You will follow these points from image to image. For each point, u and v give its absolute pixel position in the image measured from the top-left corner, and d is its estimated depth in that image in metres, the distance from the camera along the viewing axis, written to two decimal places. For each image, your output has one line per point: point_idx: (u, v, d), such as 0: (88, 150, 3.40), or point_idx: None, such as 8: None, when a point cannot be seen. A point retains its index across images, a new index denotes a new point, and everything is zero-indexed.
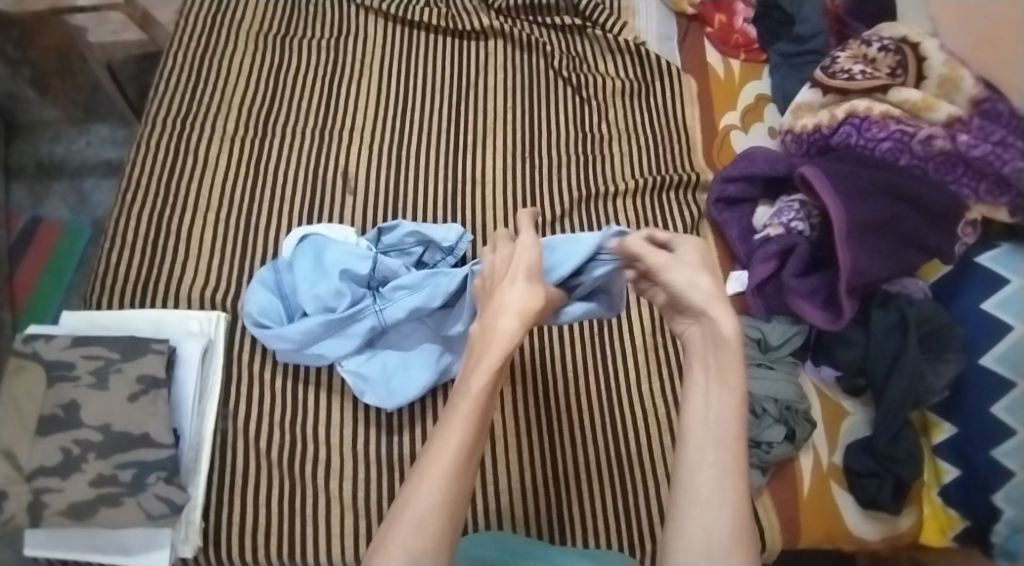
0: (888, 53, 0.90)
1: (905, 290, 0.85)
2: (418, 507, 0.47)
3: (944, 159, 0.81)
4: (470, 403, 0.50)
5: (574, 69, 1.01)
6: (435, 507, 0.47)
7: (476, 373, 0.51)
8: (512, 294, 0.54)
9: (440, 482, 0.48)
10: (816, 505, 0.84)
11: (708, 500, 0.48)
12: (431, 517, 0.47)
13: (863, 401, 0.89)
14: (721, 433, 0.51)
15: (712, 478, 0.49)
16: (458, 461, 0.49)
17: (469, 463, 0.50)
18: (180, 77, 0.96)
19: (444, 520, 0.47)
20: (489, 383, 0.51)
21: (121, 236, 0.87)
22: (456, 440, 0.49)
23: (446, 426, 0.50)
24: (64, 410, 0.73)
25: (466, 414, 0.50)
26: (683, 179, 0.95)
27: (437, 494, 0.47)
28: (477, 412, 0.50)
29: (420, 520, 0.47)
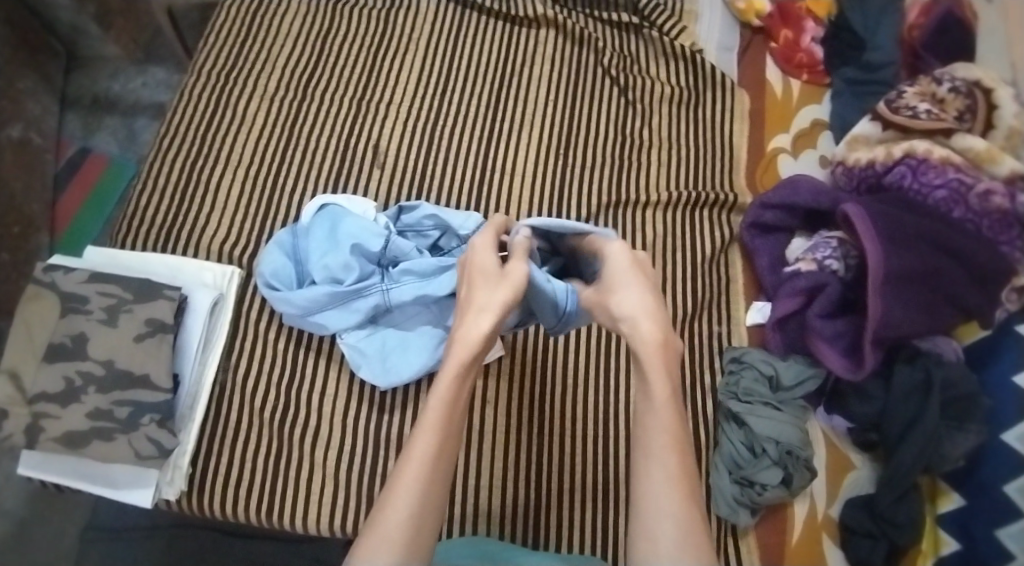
0: (958, 95, 0.83)
1: (935, 349, 0.80)
2: (394, 514, 0.53)
3: (1000, 218, 0.77)
4: (434, 420, 0.57)
5: (624, 68, 0.98)
6: (407, 514, 0.53)
7: (438, 388, 0.59)
8: (483, 298, 0.62)
9: (411, 491, 0.54)
10: (804, 555, 0.81)
11: (657, 508, 0.52)
12: (404, 526, 0.52)
13: (872, 456, 0.85)
14: (658, 447, 0.55)
15: (661, 489, 0.53)
16: (426, 469, 0.55)
17: (437, 470, 0.56)
18: (232, 30, 0.97)
19: (414, 525, 0.53)
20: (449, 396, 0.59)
21: (154, 180, 0.89)
22: (418, 450, 0.56)
23: (416, 438, 0.57)
24: (72, 340, 0.75)
25: (429, 428, 0.57)
26: (719, 199, 0.92)
27: (411, 500, 0.54)
28: (442, 420, 0.57)
29: (390, 526, 0.52)
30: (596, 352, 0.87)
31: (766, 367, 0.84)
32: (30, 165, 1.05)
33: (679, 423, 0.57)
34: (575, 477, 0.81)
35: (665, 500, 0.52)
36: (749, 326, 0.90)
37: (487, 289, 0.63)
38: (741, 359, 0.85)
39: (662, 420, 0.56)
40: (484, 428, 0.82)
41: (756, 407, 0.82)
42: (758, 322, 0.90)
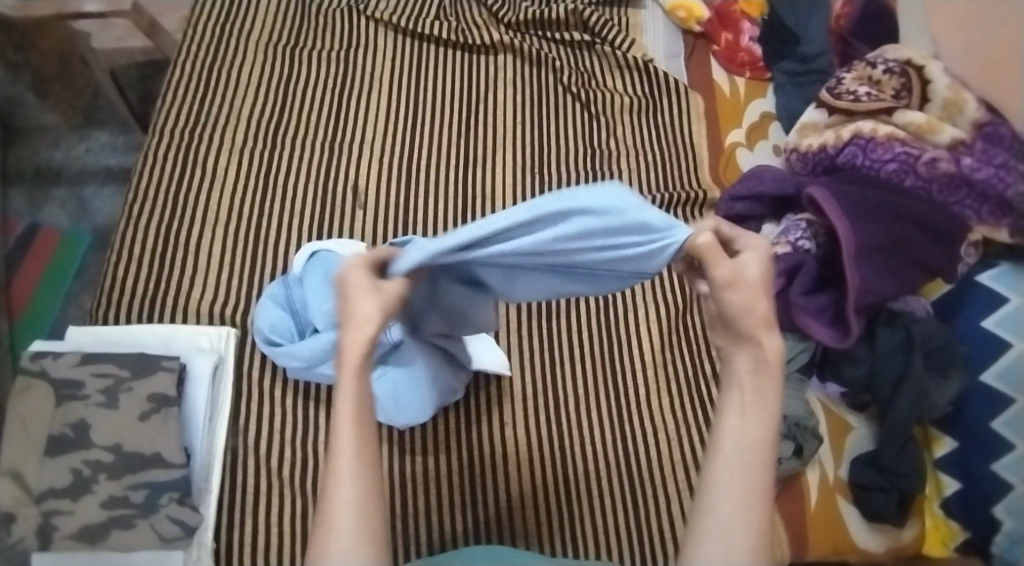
0: (893, 76, 0.92)
1: (909, 309, 0.87)
2: (333, 522, 0.40)
3: (948, 181, 0.85)
4: (353, 404, 0.41)
5: (582, 84, 1.02)
6: (357, 515, 0.40)
7: (342, 372, 0.41)
8: (366, 296, 0.42)
9: (347, 489, 0.40)
10: (823, 519, 0.86)
11: (733, 514, 0.41)
12: (355, 529, 0.40)
13: (868, 416, 0.91)
14: (749, 457, 0.42)
15: (735, 495, 0.41)
16: (362, 463, 0.41)
17: (371, 462, 0.42)
18: (187, 87, 0.95)
19: (366, 525, 0.40)
20: (360, 376, 0.41)
21: (129, 250, 0.86)
22: (343, 443, 0.41)
23: (338, 429, 0.41)
24: (73, 429, 0.72)
25: (346, 414, 0.41)
26: (691, 197, 0.96)
27: (355, 499, 0.40)
28: (363, 409, 0.42)
29: (335, 534, 0.39)
30: (598, 352, 0.88)
31: None
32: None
33: (775, 434, 0.43)
34: (599, 478, 0.80)
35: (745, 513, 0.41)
36: None
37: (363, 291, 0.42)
38: None
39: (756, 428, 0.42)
40: (506, 449, 0.82)
41: None
42: None
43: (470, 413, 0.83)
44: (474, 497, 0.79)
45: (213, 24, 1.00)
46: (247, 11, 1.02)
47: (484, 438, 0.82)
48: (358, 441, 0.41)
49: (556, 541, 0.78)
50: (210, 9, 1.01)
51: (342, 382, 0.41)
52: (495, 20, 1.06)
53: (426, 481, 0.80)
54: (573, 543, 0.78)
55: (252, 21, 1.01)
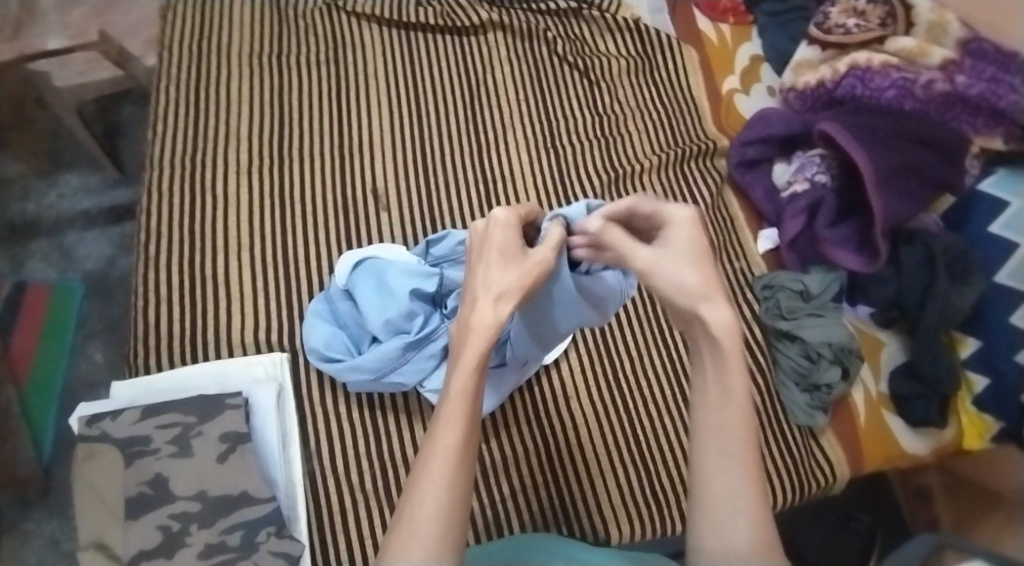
0: (876, 5, 0.97)
1: (922, 225, 0.92)
2: (419, 516, 0.40)
3: (942, 100, 0.89)
4: (458, 403, 0.43)
5: (578, 53, 1.04)
6: (439, 515, 0.40)
7: (455, 368, 0.44)
8: (500, 279, 0.46)
9: (439, 493, 0.41)
10: (873, 433, 0.91)
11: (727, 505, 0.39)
12: (438, 528, 0.40)
13: (897, 331, 0.96)
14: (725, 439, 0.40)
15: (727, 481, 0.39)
16: (455, 467, 0.42)
17: (467, 468, 0.42)
18: (179, 112, 0.92)
19: (447, 526, 0.40)
20: (474, 374, 0.44)
21: (154, 290, 0.82)
22: (444, 440, 0.42)
23: (439, 422, 0.43)
24: (151, 486, 0.68)
25: (452, 414, 0.43)
26: (702, 148, 1.00)
27: (443, 504, 0.41)
28: (469, 401, 0.44)
29: (418, 532, 0.40)
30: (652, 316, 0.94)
31: (795, 284, 0.92)
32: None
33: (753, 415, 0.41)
34: (669, 430, 0.87)
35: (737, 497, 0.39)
36: (764, 254, 0.99)
37: (499, 270, 0.47)
38: (772, 285, 0.94)
39: (734, 412, 0.41)
40: (576, 421, 0.86)
41: (802, 320, 0.90)
42: (769, 248, 0.99)
43: (537, 394, 0.88)
44: (555, 471, 0.84)
45: (191, 45, 0.97)
46: (224, 26, 0.99)
47: (557, 411, 0.87)
48: (460, 443, 0.42)
49: (640, 496, 0.83)
50: (183, 32, 0.98)
51: (454, 378, 0.44)
52: (479, 1, 1.07)
53: (507, 467, 0.83)
54: (656, 495, 0.83)
55: (231, 36, 0.99)
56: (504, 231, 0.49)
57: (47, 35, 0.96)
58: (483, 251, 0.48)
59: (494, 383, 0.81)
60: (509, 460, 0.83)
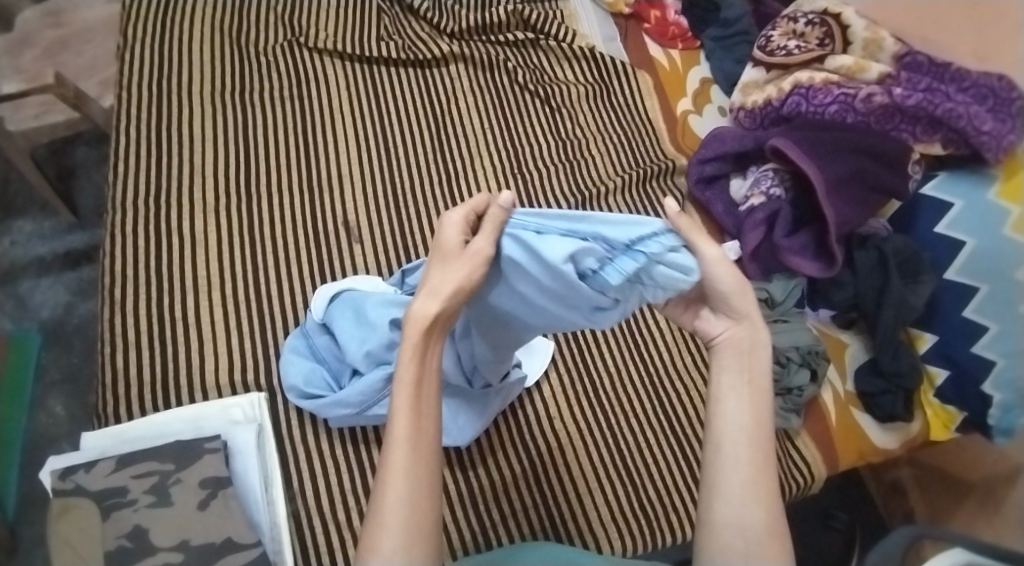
0: (814, 26, 1.03)
1: (873, 231, 0.97)
2: (386, 508, 0.45)
3: (882, 112, 0.94)
4: (409, 399, 0.47)
5: (537, 81, 1.08)
6: (404, 503, 0.45)
7: (401, 360, 0.48)
8: (443, 275, 0.49)
9: (402, 482, 0.45)
10: (845, 431, 0.95)
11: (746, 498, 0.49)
12: (405, 515, 0.45)
13: (858, 332, 1.00)
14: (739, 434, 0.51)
15: (743, 480, 0.49)
16: (413, 457, 0.46)
17: (427, 457, 0.46)
18: (140, 154, 0.91)
19: (413, 512, 0.45)
20: (417, 370, 0.47)
21: (121, 335, 0.79)
22: (400, 434, 0.46)
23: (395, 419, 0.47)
24: (130, 538, 0.65)
25: (406, 409, 0.47)
26: (663, 168, 1.04)
27: (407, 492, 0.45)
28: (417, 402, 0.47)
29: (386, 521, 0.44)
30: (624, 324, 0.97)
31: (761, 292, 0.96)
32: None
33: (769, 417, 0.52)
34: (647, 437, 0.89)
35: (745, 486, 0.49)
36: None
37: (450, 268, 0.50)
38: None
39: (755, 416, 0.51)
40: (561, 440, 0.87)
41: (769, 327, 0.94)
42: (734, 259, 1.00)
43: (521, 416, 0.88)
44: (543, 491, 0.84)
45: (150, 84, 0.97)
46: (182, 63, 1.00)
47: (543, 432, 0.87)
48: (414, 434, 0.46)
49: (630, 509, 0.84)
50: (142, 73, 0.97)
51: (400, 372, 0.47)
52: (438, 33, 1.10)
53: (497, 493, 0.83)
54: (641, 507, 0.84)
55: (191, 72, 0.99)
56: (455, 231, 0.51)
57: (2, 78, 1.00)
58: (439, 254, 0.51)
59: (478, 409, 0.81)
60: (497, 484, 0.83)
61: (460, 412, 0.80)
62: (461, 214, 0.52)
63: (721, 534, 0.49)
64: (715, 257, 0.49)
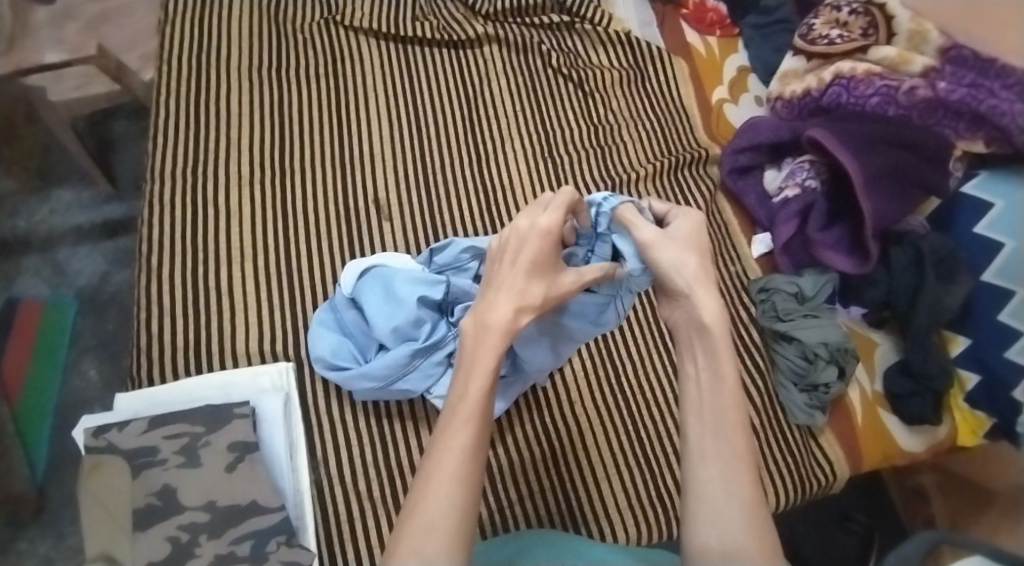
0: (859, 16, 1.01)
1: (909, 228, 0.94)
2: (431, 512, 0.42)
3: (925, 106, 0.92)
4: (472, 405, 0.45)
5: (572, 65, 1.07)
6: (451, 506, 0.42)
7: (461, 372, 0.47)
8: (508, 280, 0.49)
9: (455, 487, 0.43)
10: (871, 430, 0.93)
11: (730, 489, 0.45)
12: (449, 520, 0.42)
13: (889, 331, 0.98)
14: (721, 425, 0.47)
15: (721, 469, 0.46)
16: (468, 463, 0.44)
17: (478, 463, 0.44)
18: (178, 126, 0.93)
19: (460, 518, 0.42)
20: (487, 380, 0.46)
21: (155, 301, 0.82)
22: (457, 440, 0.44)
23: (453, 425, 0.45)
24: (160, 497, 0.68)
25: (466, 415, 0.45)
26: (694, 157, 1.03)
27: (455, 497, 0.42)
28: (480, 409, 0.45)
29: (430, 525, 0.42)
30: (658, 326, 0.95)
31: (789, 286, 0.94)
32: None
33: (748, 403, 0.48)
34: (676, 438, 0.88)
35: (725, 478, 0.45)
36: (758, 258, 1.01)
37: (508, 274, 0.49)
38: (767, 287, 0.96)
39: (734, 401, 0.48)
40: (580, 426, 0.87)
41: (798, 321, 0.92)
42: (763, 252, 1.01)
43: (541, 399, 0.88)
44: (559, 475, 0.84)
45: (189, 59, 0.98)
46: (221, 38, 1.01)
47: (562, 417, 0.87)
48: (472, 439, 0.45)
49: (648, 498, 0.84)
50: (182, 47, 0.99)
51: (463, 382, 0.46)
52: (473, 14, 1.10)
53: (516, 473, 0.83)
54: (665, 500, 0.84)
55: (229, 48, 1.01)
56: (534, 237, 0.50)
57: (45, 49, 1.00)
58: (504, 261, 0.50)
59: (500, 390, 0.81)
60: (514, 465, 0.84)
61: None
62: (553, 221, 0.51)
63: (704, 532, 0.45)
64: (648, 236, 0.53)
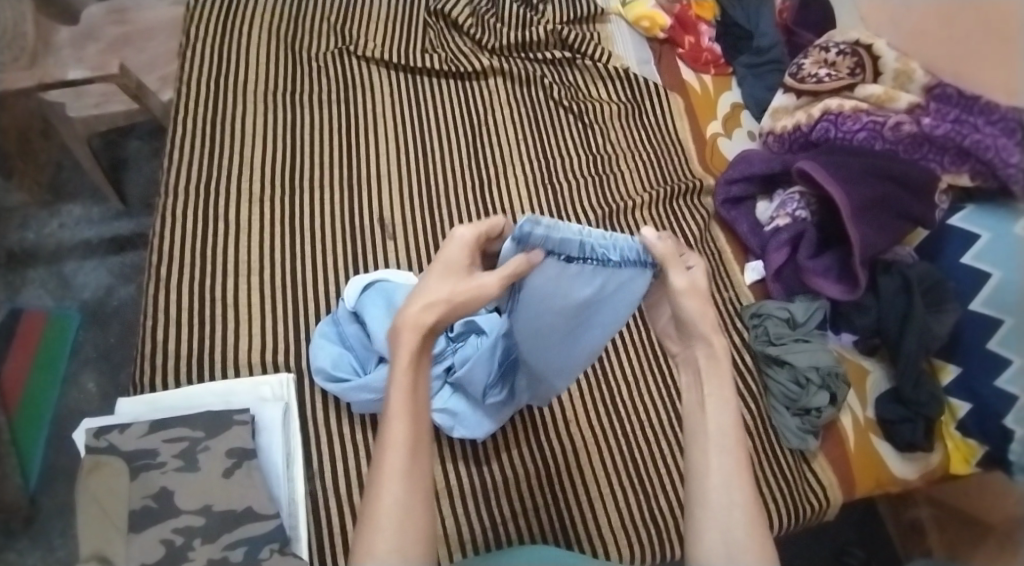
0: (846, 56, 1.05)
1: (897, 257, 0.97)
2: (382, 510, 0.47)
3: (911, 140, 0.96)
4: (404, 399, 0.49)
5: (572, 98, 1.12)
6: (399, 502, 0.47)
7: (398, 362, 0.50)
8: (440, 287, 0.52)
9: (397, 484, 0.48)
10: (863, 457, 0.93)
11: (728, 497, 0.52)
12: (397, 516, 0.47)
13: (880, 359, 0.99)
14: (723, 440, 0.54)
15: (720, 483, 0.53)
16: (407, 457, 0.48)
17: (420, 459, 0.49)
18: (193, 143, 0.96)
19: (407, 513, 0.47)
20: (411, 376, 0.50)
21: (164, 310, 0.84)
22: (394, 435, 0.48)
23: (389, 419, 0.49)
24: (156, 500, 0.68)
25: (397, 409, 0.49)
26: (689, 187, 1.07)
27: (401, 493, 0.48)
28: (412, 406, 0.50)
29: (382, 522, 0.47)
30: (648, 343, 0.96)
31: (781, 312, 0.97)
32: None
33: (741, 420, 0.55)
34: (666, 464, 0.88)
35: (733, 493, 0.52)
36: (751, 285, 1.04)
37: (440, 281, 0.52)
38: (759, 313, 0.98)
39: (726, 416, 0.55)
40: (576, 445, 0.88)
41: (789, 345, 0.94)
42: (756, 279, 1.04)
43: (538, 416, 0.89)
44: (554, 489, 0.85)
45: (206, 81, 1.03)
46: (237, 62, 1.06)
47: (559, 436, 0.88)
48: (409, 436, 0.49)
49: (640, 517, 0.84)
50: (201, 70, 1.03)
51: (395, 380, 0.50)
52: (479, 47, 1.15)
53: (507, 489, 0.84)
54: (654, 516, 0.84)
55: (246, 71, 1.06)
56: (458, 247, 0.53)
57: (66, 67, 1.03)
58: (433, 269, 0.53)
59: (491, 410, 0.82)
60: (510, 481, 0.85)
61: (477, 411, 0.82)
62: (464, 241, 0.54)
63: (709, 537, 0.52)
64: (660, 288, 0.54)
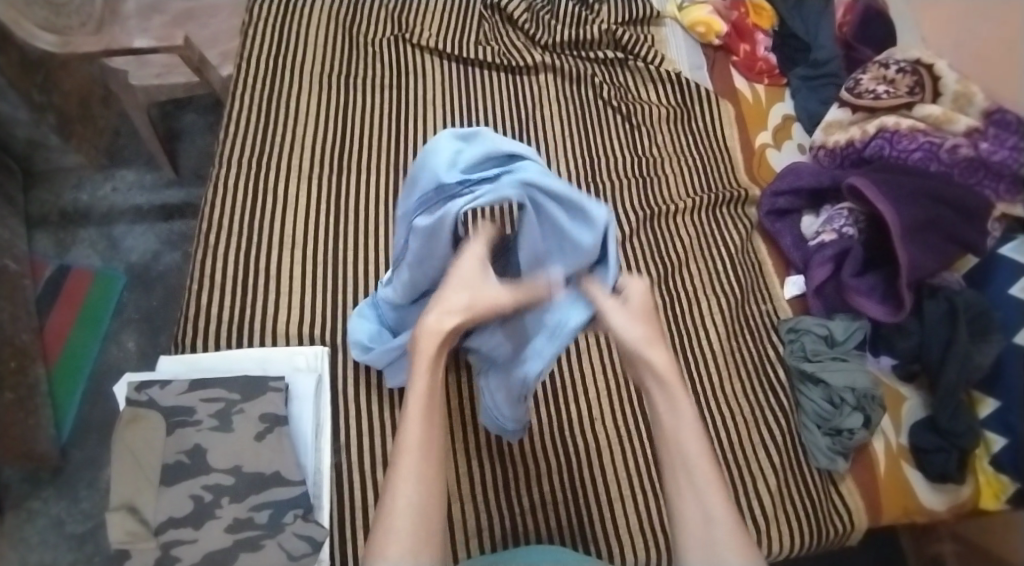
0: (906, 74, 1.03)
1: (944, 282, 0.93)
2: (397, 515, 0.51)
3: (967, 164, 0.93)
4: (421, 404, 0.54)
5: (621, 98, 1.12)
6: (412, 506, 0.51)
7: (417, 371, 0.55)
8: (452, 296, 0.56)
9: (412, 485, 0.52)
10: (892, 482, 0.91)
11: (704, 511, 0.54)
12: (412, 520, 0.51)
13: (919, 386, 0.97)
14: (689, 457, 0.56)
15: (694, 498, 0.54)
16: (421, 461, 0.53)
17: (433, 465, 0.53)
18: (248, 118, 0.99)
19: (419, 517, 0.51)
20: (429, 384, 0.54)
21: (209, 275, 0.86)
22: (410, 439, 0.53)
23: (405, 424, 0.54)
24: (189, 455, 0.70)
25: (416, 417, 0.54)
26: (733, 196, 1.07)
27: (414, 496, 0.52)
28: (428, 410, 0.54)
29: (397, 525, 0.51)
30: (697, 358, 0.96)
31: (820, 329, 0.95)
32: (12, 295, 1.04)
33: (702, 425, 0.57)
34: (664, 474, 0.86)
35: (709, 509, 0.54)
36: (791, 299, 1.03)
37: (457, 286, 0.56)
38: (796, 328, 0.97)
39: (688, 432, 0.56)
40: (599, 442, 0.87)
41: (825, 363, 0.92)
42: (796, 293, 1.03)
43: (562, 412, 0.89)
44: (574, 483, 0.85)
45: (265, 57, 1.06)
46: (295, 42, 1.09)
47: (582, 433, 0.88)
48: (423, 444, 0.53)
49: (652, 522, 0.83)
50: (262, 48, 1.07)
51: (415, 386, 0.55)
52: (532, 43, 1.16)
53: (527, 479, 0.84)
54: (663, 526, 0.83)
55: (305, 51, 1.08)
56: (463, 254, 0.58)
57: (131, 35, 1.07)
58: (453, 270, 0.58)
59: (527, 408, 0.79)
60: (530, 473, 0.85)
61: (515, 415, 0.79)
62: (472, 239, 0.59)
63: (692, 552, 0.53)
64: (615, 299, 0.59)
